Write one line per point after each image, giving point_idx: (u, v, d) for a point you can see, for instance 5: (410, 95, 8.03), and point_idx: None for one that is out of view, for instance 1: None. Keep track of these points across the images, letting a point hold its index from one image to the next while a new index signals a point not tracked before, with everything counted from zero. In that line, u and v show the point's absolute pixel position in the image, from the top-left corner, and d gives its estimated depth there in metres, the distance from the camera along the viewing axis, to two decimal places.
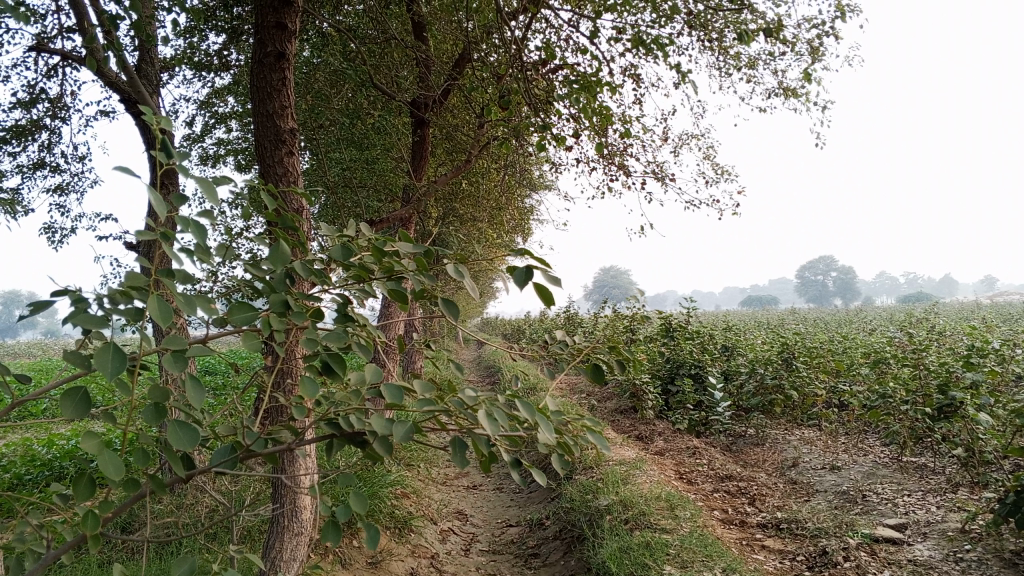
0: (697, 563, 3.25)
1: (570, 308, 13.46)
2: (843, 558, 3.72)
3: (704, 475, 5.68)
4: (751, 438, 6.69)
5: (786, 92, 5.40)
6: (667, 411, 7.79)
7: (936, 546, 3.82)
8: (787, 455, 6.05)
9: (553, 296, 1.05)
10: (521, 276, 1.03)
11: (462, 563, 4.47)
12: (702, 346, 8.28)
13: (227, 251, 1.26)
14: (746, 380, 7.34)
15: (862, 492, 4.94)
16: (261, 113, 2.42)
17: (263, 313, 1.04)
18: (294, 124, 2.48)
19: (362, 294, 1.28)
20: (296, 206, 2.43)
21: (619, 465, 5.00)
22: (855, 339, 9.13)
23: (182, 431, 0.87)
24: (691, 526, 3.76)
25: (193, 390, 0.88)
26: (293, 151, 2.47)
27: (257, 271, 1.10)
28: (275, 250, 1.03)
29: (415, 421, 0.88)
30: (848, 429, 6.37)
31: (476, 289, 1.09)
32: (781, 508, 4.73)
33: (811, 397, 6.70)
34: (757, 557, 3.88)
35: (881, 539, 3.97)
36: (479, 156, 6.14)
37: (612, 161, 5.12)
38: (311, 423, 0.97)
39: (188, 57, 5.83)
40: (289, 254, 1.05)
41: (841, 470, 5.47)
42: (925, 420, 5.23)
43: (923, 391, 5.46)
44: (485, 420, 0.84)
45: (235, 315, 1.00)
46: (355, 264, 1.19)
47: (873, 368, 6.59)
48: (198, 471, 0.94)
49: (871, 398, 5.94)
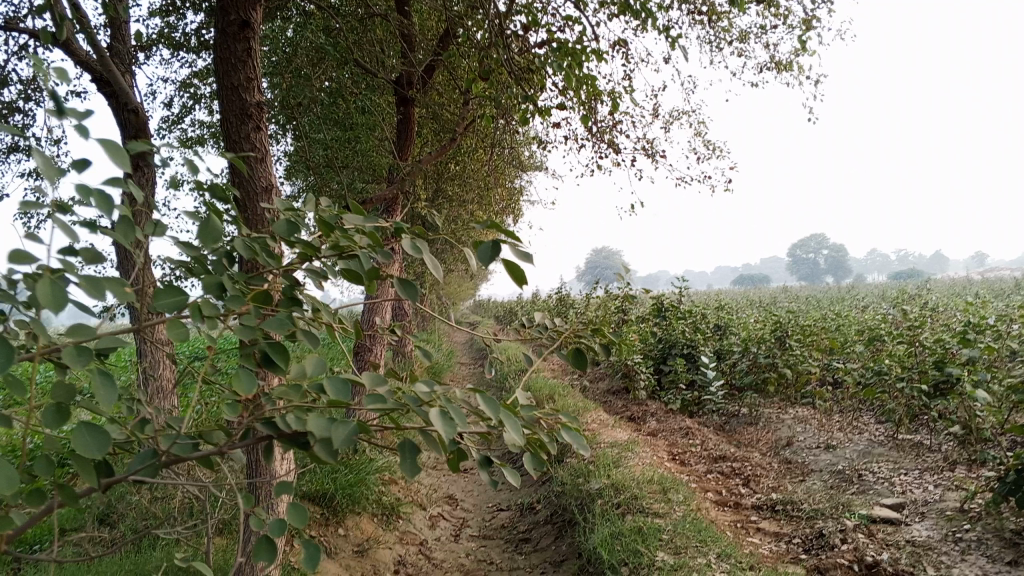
0: (690, 549, 3.15)
1: (562, 289, 13.35)
2: (840, 540, 3.62)
3: (697, 456, 5.60)
4: (744, 417, 6.61)
5: (778, 63, 5.25)
6: (660, 391, 7.71)
7: (934, 526, 3.73)
8: (781, 434, 5.97)
9: (524, 274, 0.94)
10: (487, 252, 0.91)
11: (451, 549, 4.37)
12: (695, 324, 8.18)
13: (156, 228, 1.13)
14: (739, 359, 7.25)
15: (858, 472, 4.86)
16: (226, 86, 2.28)
17: (192, 298, 0.92)
18: (261, 96, 2.35)
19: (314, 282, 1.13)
20: (264, 185, 2.31)
21: (611, 447, 4.89)
22: (847, 316, 9.03)
23: (87, 436, 0.76)
24: (684, 510, 3.66)
25: (100, 389, 0.76)
26: (260, 125, 2.34)
27: (186, 251, 0.97)
28: (204, 225, 0.91)
29: (360, 420, 0.77)
30: (843, 407, 6.30)
31: (435, 268, 0.96)
32: (776, 490, 4.64)
33: (805, 375, 6.62)
34: (753, 540, 3.80)
35: (878, 520, 3.88)
36: (465, 135, 5.99)
37: (600, 137, 4.99)
38: (245, 421, 0.85)
39: (165, 36, 5.66)
40: (222, 230, 0.93)
41: (836, 449, 5.39)
42: (921, 397, 5.14)
43: (919, 367, 5.37)
44: (437, 417, 0.71)
45: (160, 301, 0.88)
46: (300, 242, 1.03)
47: (868, 345, 6.49)
48: (112, 481, 0.83)
49: (866, 376, 5.86)
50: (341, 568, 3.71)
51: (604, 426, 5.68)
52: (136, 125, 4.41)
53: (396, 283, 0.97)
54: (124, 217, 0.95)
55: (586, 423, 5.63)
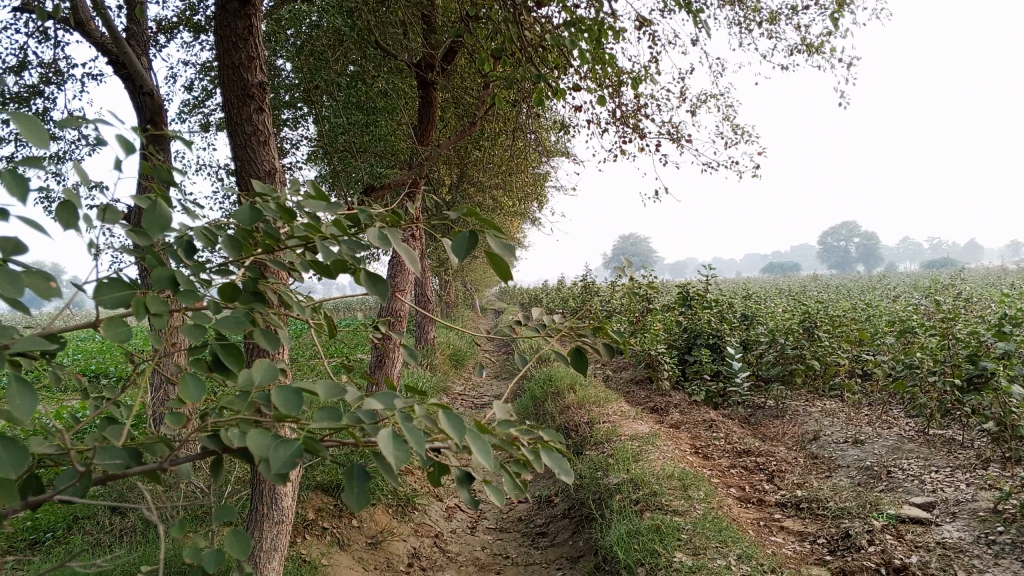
0: (710, 549, 3.03)
1: (587, 276, 13.21)
2: (867, 541, 3.48)
3: (721, 450, 5.47)
4: (770, 410, 6.48)
5: (809, 46, 5.07)
6: (684, 381, 7.56)
7: (966, 528, 3.59)
8: (807, 428, 5.83)
9: (508, 270, 0.83)
10: (463, 244, 0.81)
11: (467, 541, 4.28)
12: (720, 314, 8.02)
13: (103, 212, 0.91)
14: (766, 350, 7.10)
15: (887, 468, 4.71)
16: (227, 65, 2.18)
17: (139, 292, 0.83)
18: (264, 77, 2.25)
19: (276, 281, 1.00)
20: (266, 168, 2.23)
21: (631, 440, 4.77)
22: (877, 307, 8.83)
23: (3, 452, 0.67)
24: (705, 508, 3.54)
25: (16, 396, 0.67)
26: (262, 107, 2.25)
27: (135, 240, 0.87)
28: (152, 211, 0.81)
29: (307, 435, 0.66)
30: (871, 400, 6.13)
31: (412, 261, 0.85)
32: (802, 486, 4.51)
33: (833, 367, 6.44)
34: (776, 539, 3.68)
35: (907, 520, 3.75)
36: (487, 120, 5.87)
37: (623, 122, 4.86)
38: (188, 433, 0.76)
39: (186, 19, 5.58)
40: (174, 217, 0.83)
41: (865, 444, 5.24)
42: (955, 393, 4.97)
43: (952, 361, 5.20)
44: (392, 435, 0.60)
45: (102, 295, 0.79)
46: (265, 230, 0.91)
47: (899, 338, 6.31)
48: (38, 502, 0.74)
49: (897, 369, 5.69)
50: (353, 560, 3.64)
51: (625, 417, 5.56)
52: (153, 109, 4.33)
53: (362, 275, 0.86)
54: (63, 202, 0.86)
55: (607, 414, 5.51)
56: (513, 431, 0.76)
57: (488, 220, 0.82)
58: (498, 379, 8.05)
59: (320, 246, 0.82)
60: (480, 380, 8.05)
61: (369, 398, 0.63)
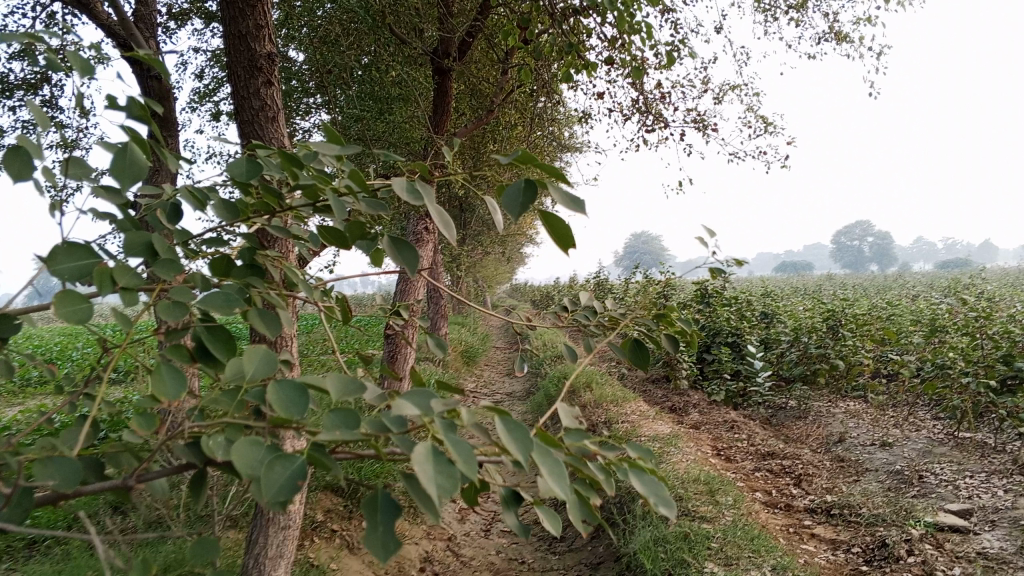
0: (742, 560, 2.86)
1: (601, 274, 13.02)
2: (906, 551, 3.29)
3: (744, 452, 5.28)
4: (793, 411, 6.30)
5: (838, 34, 4.87)
6: (703, 380, 7.36)
7: (1007, 537, 3.39)
8: (832, 430, 5.64)
9: (568, 234, 0.66)
10: (513, 202, 0.64)
11: (481, 544, 4.11)
12: (740, 312, 7.82)
13: (68, 164, 0.76)
14: (787, 349, 6.89)
15: (919, 473, 4.52)
16: (233, 34, 2.02)
17: (107, 261, 0.67)
18: (272, 47, 2.09)
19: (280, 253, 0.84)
20: (275, 146, 2.07)
21: (652, 441, 4.58)
22: (899, 306, 8.60)
23: None
24: (734, 515, 3.36)
25: None
26: (271, 80, 2.09)
27: (103, 198, 0.72)
28: (119, 156, 0.64)
29: (311, 445, 0.49)
30: (897, 402, 5.93)
31: (448, 226, 0.68)
32: (831, 492, 4.32)
33: (858, 367, 6.24)
34: (807, 548, 3.51)
35: (945, 528, 3.56)
36: (504, 109, 5.68)
37: (644, 110, 4.67)
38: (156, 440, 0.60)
39: (197, 4, 5.43)
40: (147, 169, 0.67)
41: (893, 447, 5.04)
42: (988, 395, 4.77)
43: (985, 361, 4.99)
44: (439, 450, 0.42)
45: (57, 263, 0.63)
46: (265, 190, 0.74)
47: (927, 338, 6.10)
48: None
49: (927, 370, 5.48)
50: (364, 564, 3.48)
51: (645, 418, 5.38)
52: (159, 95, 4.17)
53: (385, 240, 0.69)
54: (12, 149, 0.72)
55: (625, 413, 5.33)
56: (589, 445, 0.58)
57: (546, 168, 0.65)
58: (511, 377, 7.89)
59: (332, 199, 0.66)
60: (494, 378, 7.88)
61: (398, 402, 0.46)
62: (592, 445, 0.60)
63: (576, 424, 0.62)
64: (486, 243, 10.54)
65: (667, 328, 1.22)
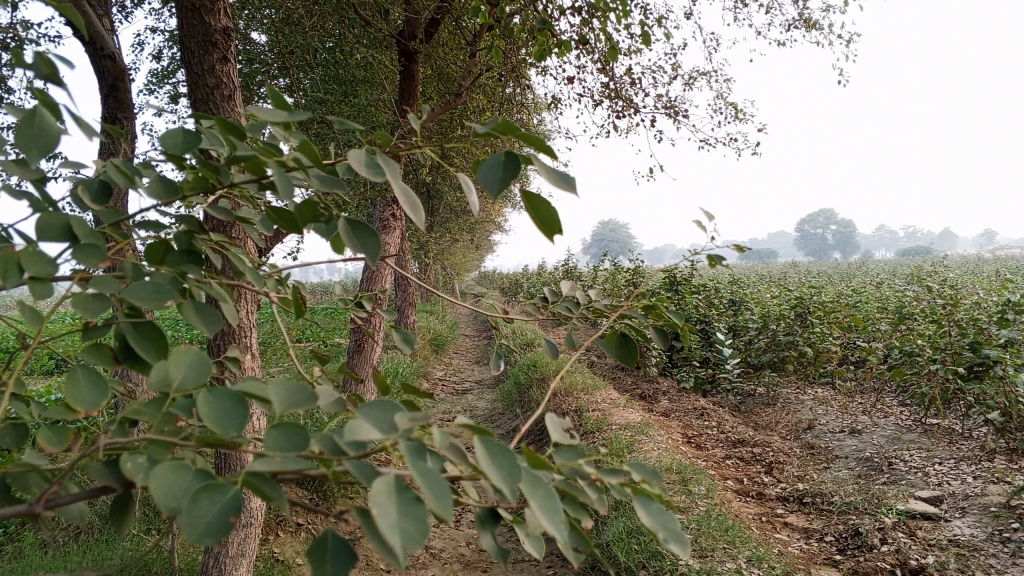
0: (718, 552, 2.81)
1: (569, 261, 12.96)
2: (879, 540, 3.27)
3: (714, 439, 5.26)
4: (761, 399, 6.30)
5: (808, 20, 4.82)
6: (672, 367, 7.33)
7: (976, 524, 3.38)
8: (802, 417, 5.64)
9: (554, 216, 0.58)
10: (493, 177, 0.55)
11: (450, 537, 4.02)
12: (709, 300, 7.79)
13: None
14: (756, 336, 6.87)
15: (888, 460, 4.51)
16: (186, 7, 1.90)
17: (15, 247, 0.58)
18: (227, 22, 1.98)
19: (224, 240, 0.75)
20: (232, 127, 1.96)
21: (623, 430, 4.52)
22: (865, 292, 8.63)
23: None
24: (707, 505, 3.31)
25: None
26: (227, 57, 1.98)
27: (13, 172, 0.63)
28: (25, 124, 0.56)
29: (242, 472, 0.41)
30: (865, 388, 5.94)
31: (416, 209, 0.59)
32: (802, 479, 4.30)
33: (825, 354, 6.24)
34: (781, 537, 3.48)
35: (917, 516, 3.54)
36: (473, 93, 5.56)
37: (614, 95, 4.58)
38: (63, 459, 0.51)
39: None
40: (59, 139, 0.58)
41: (862, 434, 5.04)
42: (956, 381, 4.76)
43: (952, 349, 4.97)
44: (411, 481, 0.34)
45: None
46: (203, 165, 0.66)
47: (895, 325, 6.12)
48: None
49: (895, 356, 5.48)
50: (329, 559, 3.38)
51: (615, 406, 5.33)
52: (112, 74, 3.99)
53: (340, 222, 0.59)
54: None
55: (596, 402, 5.28)
56: (583, 465, 0.50)
57: (531, 137, 0.56)
58: (479, 365, 7.80)
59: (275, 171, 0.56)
60: (462, 366, 7.79)
61: (352, 423, 0.37)
62: (589, 467, 0.51)
63: (567, 441, 0.52)
64: (454, 231, 10.41)
65: (656, 320, 1.11)
